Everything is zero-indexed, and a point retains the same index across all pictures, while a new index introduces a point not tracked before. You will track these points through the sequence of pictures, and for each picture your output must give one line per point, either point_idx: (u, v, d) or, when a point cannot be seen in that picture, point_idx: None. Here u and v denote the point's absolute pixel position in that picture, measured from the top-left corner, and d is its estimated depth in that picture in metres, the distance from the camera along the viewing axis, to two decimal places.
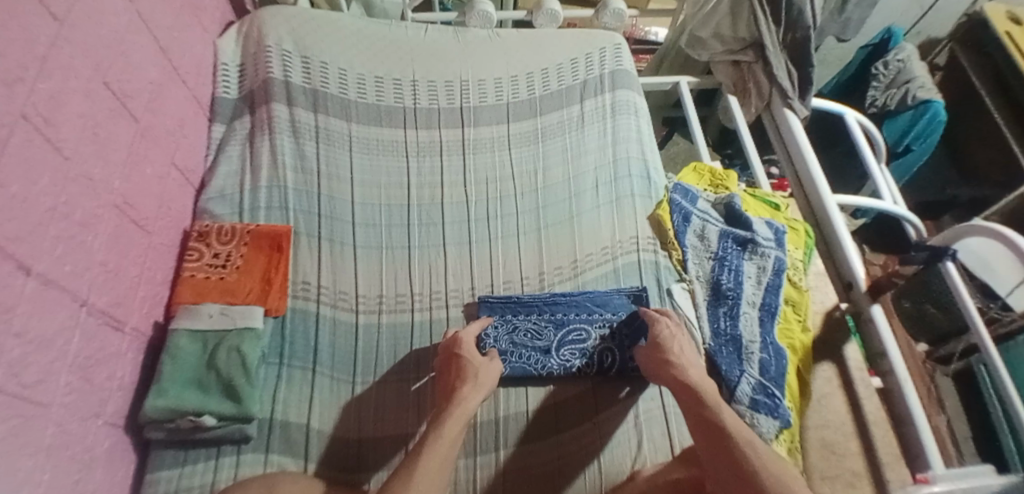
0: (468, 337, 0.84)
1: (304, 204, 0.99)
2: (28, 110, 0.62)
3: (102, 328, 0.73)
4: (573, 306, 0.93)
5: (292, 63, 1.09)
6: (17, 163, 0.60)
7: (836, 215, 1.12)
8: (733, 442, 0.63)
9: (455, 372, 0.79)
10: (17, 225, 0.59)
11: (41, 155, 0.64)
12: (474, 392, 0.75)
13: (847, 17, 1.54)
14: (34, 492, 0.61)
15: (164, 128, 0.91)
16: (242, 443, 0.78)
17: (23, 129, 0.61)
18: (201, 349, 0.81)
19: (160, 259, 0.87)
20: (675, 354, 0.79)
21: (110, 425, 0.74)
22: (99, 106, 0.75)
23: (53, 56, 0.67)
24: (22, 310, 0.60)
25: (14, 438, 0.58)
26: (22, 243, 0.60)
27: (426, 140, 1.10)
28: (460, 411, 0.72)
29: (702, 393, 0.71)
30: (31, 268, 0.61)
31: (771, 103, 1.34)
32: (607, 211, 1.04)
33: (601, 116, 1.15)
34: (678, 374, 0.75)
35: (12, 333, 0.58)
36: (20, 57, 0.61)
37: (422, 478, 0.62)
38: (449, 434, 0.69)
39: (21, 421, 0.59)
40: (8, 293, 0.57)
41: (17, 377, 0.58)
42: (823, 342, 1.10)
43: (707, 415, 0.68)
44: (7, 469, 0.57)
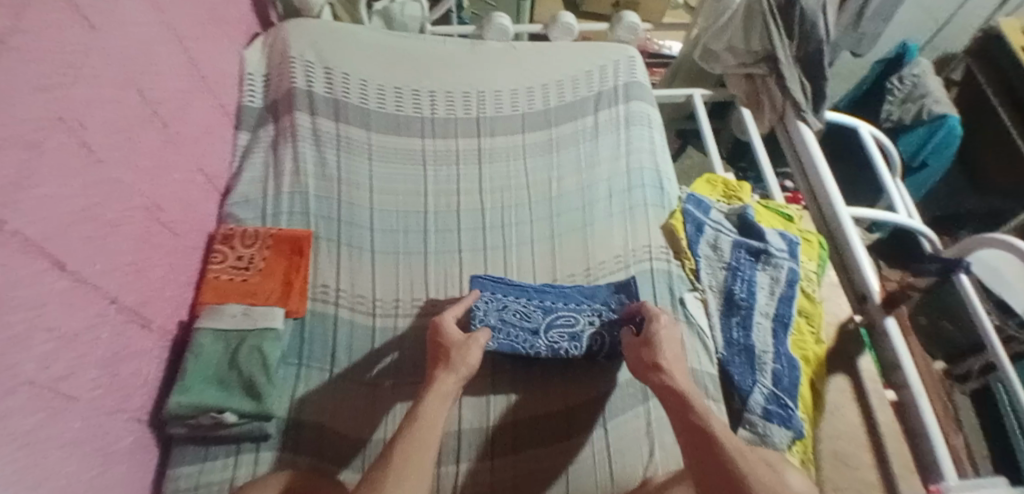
0: (448, 319, 0.83)
1: (324, 209, 1.02)
2: (64, 113, 0.65)
3: (128, 325, 0.76)
4: (562, 296, 0.95)
5: (315, 73, 1.13)
6: (52, 165, 0.63)
7: (851, 228, 1.13)
8: (718, 445, 0.62)
9: (439, 354, 0.79)
10: (50, 224, 0.62)
11: (73, 159, 0.67)
12: (449, 381, 0.74)
13: (863, 31, 1.57)
14: (60, 482, 0.63)
15: (192, 135, 0.95)
16: (261, 441, 0.79)
17: (58, 132, 0.64)
18: (223, 349, 0.83)
19: (186, 261, 0.90)
20: (665, 353, 0.78)
21: (133, 420, 0.76)
22: (130, 112, 0.79)
23: (87, 64, 0.70)
24: (53, 305, 0.62)
25: (41, 430, 0.60)
26: (55, 241, 0.63)
27: (443, 149, 1.13)
28: (436, 395, 0.71)
29: (689, 397, 0.70)
30: (64, 265, 0.64)
31: (784, 116, 1.36)
32: (620, 220, 1.06)
33: (615, 126, 1.16)
34: (666, 376, 0.75)
35: (43, 327, 0.60)
36: (55, 64, 0.64)
37: (402, 458, 0.61)
38: (433, 418, 0.67)
39: (49, 413, 0.61)
40: (40, 289, 0.60)
41: (47, 370, 0.61)
42: (838, 352, 1.09)
43: (693, 418, 0.67)
44: (32, 460, 0.58)
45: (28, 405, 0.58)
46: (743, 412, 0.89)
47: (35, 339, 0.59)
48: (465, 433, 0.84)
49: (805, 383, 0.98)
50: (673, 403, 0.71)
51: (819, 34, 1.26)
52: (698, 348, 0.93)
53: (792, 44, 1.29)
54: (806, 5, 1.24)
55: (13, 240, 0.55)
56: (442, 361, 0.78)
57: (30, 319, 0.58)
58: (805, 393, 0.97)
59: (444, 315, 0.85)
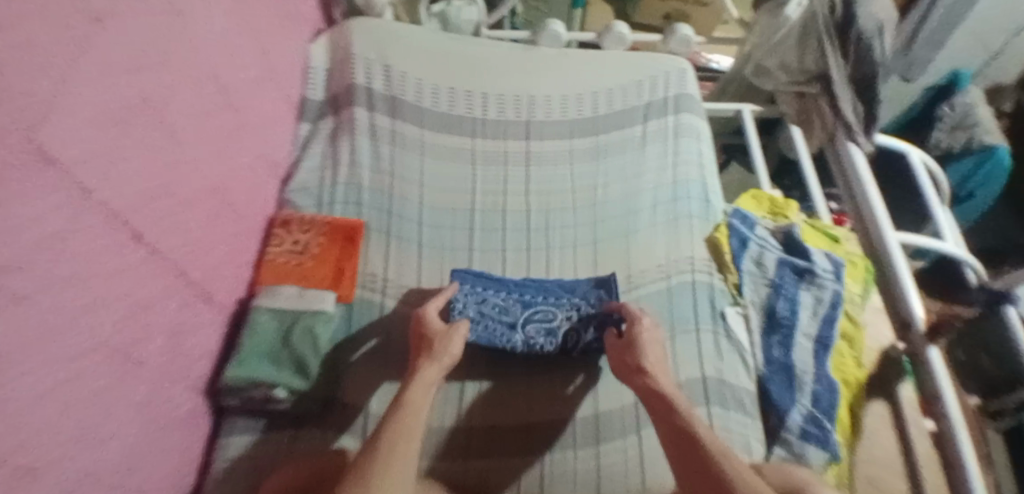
0: (432, 311, 0.86)
1: (377, 202, 1.05)
2: (151, 95, 0.68)
3: (193, 299, 0.78)
4: (542, 291, 0.97)
5: (374, 70, 1.18)
6: (138, 143, 0.65)
7: (898, 254, 1.12)
8: (701, 445, 0.64)
9: (421, 343, 0.82)
10: (134, 197, 0.64)
11: (157, 138, 0.69)
12: (432, 370, 0.77)
13: (913, 57, 1.57)
14: (124, 443, 0.65)
15: (259, 123, 1.00)
16: (308, 418, 0.83)
17: (146, 112, 0.67)
18: (278, 327, 0.87)
19: (247, 243, 0.94)
20: (648, 356, 0.80)
21: (191, 389, 0.79)
22: (207, 98, 0.82)
23: (174, 49, 0.73)
24: (131, 274, 0.64)
25: (113, 391, 0.62)
26: (138, 214, 0.65)
27: (492, 150, 1.15)
28: (419, 385, 0.74)
29: (672, 399, 0.72)
30: (142, 238, 0.66)
31: (834, 137, 1.34)
32: (664, 230, 1.06)
33: (664, 137, 1.17)
34: (647, 377, 0.77)
35: (122, 294, 0.63)
36: (147, 47, 0.67)
37: (390, 441, 0.64)
38: (418, 407, 0.70)
39: (122, 375, 0.64)
40: (119, 257, 0.62)
41: (121, 334, 0.63)
42: (877, 378, 1.06)
43: (676, 420, 0.69)
44: (102, 421, 0.61)
45: (104, 367, 0.60)
46: (779, 430, 0.89)
47: (112, 305, 0.61)
48: (498, 426, 0.87)
49: (842, 406, 0.96)
50: (655, 404, 0.72)
51: (875, 56, 1.23)
52: (736, 363, 0.94)
53: (846, 64, 1.26)
54: (864, 26, 1.20)
55: (98, 211, 0.58)
56: (425, 351, 0.81)
57: (111, 285, 0.61)
58: (841, 415, 0.96)
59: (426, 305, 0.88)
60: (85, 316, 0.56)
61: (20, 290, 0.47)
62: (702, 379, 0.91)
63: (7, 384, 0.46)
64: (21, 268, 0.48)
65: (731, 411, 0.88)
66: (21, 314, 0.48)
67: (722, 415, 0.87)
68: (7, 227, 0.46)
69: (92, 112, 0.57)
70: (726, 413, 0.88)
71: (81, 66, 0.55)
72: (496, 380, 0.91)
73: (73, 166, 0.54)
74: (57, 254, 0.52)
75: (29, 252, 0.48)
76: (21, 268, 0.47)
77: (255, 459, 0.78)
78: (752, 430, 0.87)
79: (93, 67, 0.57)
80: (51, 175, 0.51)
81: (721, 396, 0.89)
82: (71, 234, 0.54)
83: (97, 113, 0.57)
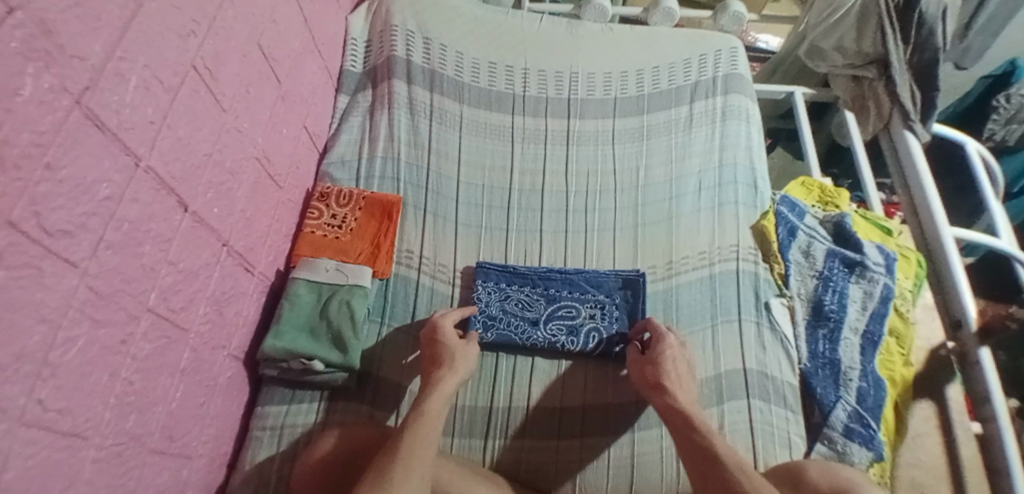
0: (447, 323, 0.82)
1: (413, 178, 1.04)
2: (197, 62, 0.66)
3: (235, 269, 0.78)
4: (566, 284, 0.95)
5: (414, 43, 1.16)
6: (184, 111, 0.64)
7: (953, 249, 1.06)
8: (724, 467, 0.62)
9: (433, 352, 0.79)
10: (181, 165, 0.64)
11: (203, 105, 0.68)
12: (449, 379, 0.74)
13: (968, 44, 1.44)
14: (167, 409, 0.65)
15: (301, 94, 0.98)
16: (342, 391, 0.83)
17: (191, 80, 0.65)
18: (316, 300, 0.87)
19: (287, 214, 0.93)
20: (672, 375, 0.77)
21: (233, 358, 0.79)
22: (253, 68, 0.80)
23: (220, 16, 0.70)
24: (177, 242, 0.64)
25: (157, 357, 0.62)
26: (183, 182, 0.64)
27: (532, 127, 1.13)
28: (433, 396, 0.71)
29: (693, 418, 0.70)
30: (188, 207, 0.65)
31: (890, 124, 1.27)
32: (708, 216, 1.03)
33: (711, 119, 1.13)
34: (669, 397, 0.74)
35: (168, 261, 0.62)
36: (194, 13, 0.65)
37: (413, 440, 0.63)
38: (433, 412, 0.68)
39: (166, 342, 0.64)
40: (166, 225, 0.62)
41: (166, 301, 0.63)
42: (924, 378, 1.02)
43: (697, 440, 0.66)
44: (147, 386, 0.61)
45: (148, 333, 0.60)
46: (822, 427, 0.86)
47: (158, 270, 0.61)
48: (531, 409, 0.85)
49: (889, 406, 0.92)
50: (676, 424, 0.70)
51: (936, 42, 1.18)
52: (780, 356, 0.91)
53: (907, 49, 1.21)
54: (926, 9, 1.16)
55: (146, 178, 0.57)
56: (440, 362, 0.78)
57: (157, 252, 0.60)
58: (888, 416, 0.91)
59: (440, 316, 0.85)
60: (131, 283, 0.57)
61: (67, 255, 0.47)
62: (744, 370, 0.88)
63: (56, 347, 0.47)
64: (68, 232, 0.47)
65: (771, 405, 0.85)
66: (68, 279, 0.48)
67: (764, 409, 0.85)
68: (55, 190, 0.45)
69: (139, 78, 0.55)
70: (765, 407, 0.85)
71: (129, 31, 0.54)
72: (529, 364, 0.89)
73: (121, 131, 0.53)
74: (104, 220, 0.52)
75: (76, 217, 0.48)
76: (68, 232, 0.47)
77: (293, 429, 0.79)
78: (793, 425, 0.85)
79: (142, 32, 0.56)
80: (97, 140, 0.50)
81: (761, 389, 0.87)
82: (118, 201, 0.53)
83: (144, 80, 0.56)
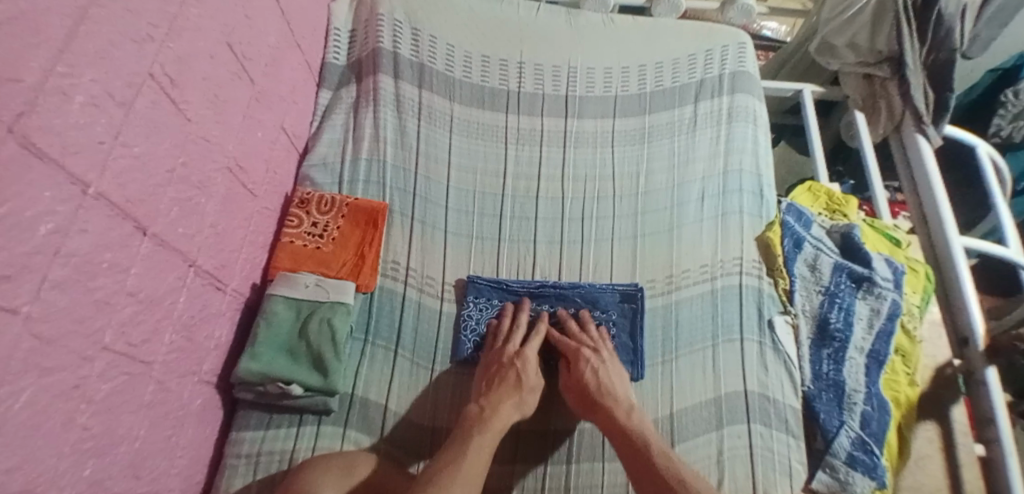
0: (531, 355, 0.82)
1: (400, 182, 0.98)
2: (156, 68, 0.59)
3: (206, 289, 0.72)
4: (561, 299, 0.92)
5: (402, 34, 1.08)
6: (142, 125, 0.57)
7: (962, 263, 1.02)
8: (663, 474, 0.68)
9: (501, 374, 0.80)
10: (139, 186, 0.57)
11: (165, 115, 0.61)
12: (511, 410, 0.75)
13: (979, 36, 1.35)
14: (131, 449, 0.60)
15: (278, 93, 0.91)
16: (323, 415, 0.79)
17: (150, 89, 0.58)
18: (295, 317, 0.82)
19: (263, 222, 0.87)
20: (603, 388, 0.78)
21: (204, 382, 0.74)
22: (222, 69, 0.73)
23: (183, 15, 0.63)
24: (135, 270, 0.58)
25: (117, 396, 0.57)
26: (142, 204, 0.58)
27: (528, 127, 1.06)
28: (496, 423, 0.73)
29: (631, 431, 0.73)
30: (148, 230, 0.59)
31: (901, 126, 1.22)
32: (711, 225, 0.98)
33: (716, 121, 1.07)
34: (606, 412, 0.76)
35: (126, 292, 0.57)
36: (151, 13, 0.58)
37: (469, 465, 0.66)
38: (489, 440, 0.70)
39: (127, 379, 0.58)
40: (124, 252, 0.56)
41: (126, 335, 0.57)
42: (929, 398, 0.98)
43: (639, 452, 0.71)
44: (107, 427, 0.56)
45: (106, 372, 0.55)
46: (825, 454, 0.84)
47: (115, 303, 0.55)
48: (521, 433, 0.82)
49: (892, 428, 0.89)
50: (619, 441, 0.73)
51: (954, 41, 1.12)
52: (783, 377, 0.87)
53: (923, 49, 1.15)
54: (945, 7, 1.10)
55: (96, 205, 0.51)
56: (502, 384, 0.78)
57: (113, 284, 0.55)
58: (890, 438, 0.88)
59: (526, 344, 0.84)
60: (83, 322, 0.51)
61: (6, 303, 0.41)
62: (745, 393, 0.84)
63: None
64: (6, 278, 0.41)
65: (773, 430, 0.82)
66: (9, 328, 0.42)
67: (765, 435, 0.81)
68: None
69: (85, 94, 0.49)
70: (768, 433, 0.82)
71: (73, 41, 0.47)
72: None
73: (64, 157, 0.46)
74: (48, 258, 0.46)
75: (16, 259, 0.42)
76: (7, 277, 0.41)
77: (270, 457, 0.75)
78: (795, 452, 0.82)
79: (90, 41, 0.49)
80: (36, 170, 0.43)
81: (762, 413, 0.83)
82: (64, 234, 0.47)
83: (92, 95, 0.49)
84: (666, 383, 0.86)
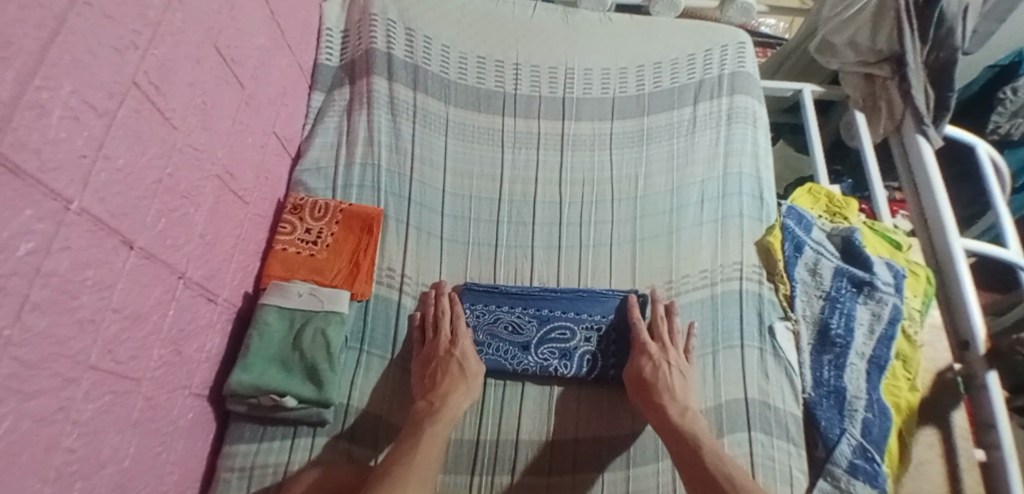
0: (467, 341, 0.82)
1: (394, 186, 0.96)
2: (138, 77, 0.57)
3: (194, 301, 0.70)
4: (559, 303, 0.88)
5: (395, 34, 1.06)
6: (125, 136, 0.55)
7: (962, 265, 1.01)
8: (710, 473, 0.67)
9: (442, 366, 0.79)
10: (124, 200, 0.55)
11: (149, 125, 0.59)
12: (459, 400, 0.76)
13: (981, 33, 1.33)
14: (118, 469, 0.59)
15: (267, 96, 0.89)
16: (318, 426, 0.77)
17: (133, 99, 0.56)
18: (287, 328, 0.80)
19: (254, 230, 0.85)
20: (660, 385, 0.77)
21: (195, 396, 0.72)
22: (209, 74, 0.71)
23: (166, 20, 0.61)
24: (121, 286, 0.56)
25: (103, 416, 0.55)
26: (126, 218, 0.56)
27: (523, 130, 1.04)
28: (446, 416, 0.73)
29: (684, 432, 0.72)
30: (133, 244, 0.57)
31: (901, 126, 1.20)
32: (711, 230, 0.97)
33: (715, 122, 1.06)
34: (662, 410, 0.75)
35: (111, 309, 0.55)
36: (133, 20, 0.56)
37: (422, 458, 0.67)
38: (440, 432, 0.71)
39: (113, 397, 0.57)
40: (108, 269, 0.54)
41: (112, 354, 0.56)
42: (930, 403, 0.98)
43: (690, 451, 0.70)
44: (92, 448, 0.54)
45: (91, 391, 0.53)
46: (825, 462, 0.83)
47: (100, 321, 0.53)
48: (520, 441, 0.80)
49: (893, 434, 0.88)
50: (672, 438, 0.72)
51: (955, 40, 1.11)
52: (783, 384, 0.86)
53: (924, 49, 1.14)
54: (947, 7, 1.08)
55: (78, 221, 0.49)
56: (441, 375, 0.78)
57: (97, 302, 0.53)
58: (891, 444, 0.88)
59: (456, 327, 0.84)
60: (66, 343, 0.49)
61: None
62: (746, 400, 0.83)
63: None
64: None
65: (772, 437, 0.81)
66: None
67: (766, 443, 0.80)
68: None
69: (63, 107, 0.46)
70: (766, 440, 0.81)
71: (49, 53, 0.45)
72: (519, 391, 0.84)
73: (43, 174, 0.44)
74: (28, 278, 0.44)
75: None
76: None
77: (263, 470, 0.74)
78: (795, 460, 0.80)
79: (67, 52, 0.47)
80: (15, 189, 0.41)
81: (762, 421, 0.82)
82: (44, 254, 0.45)
83: (72, 108, 0.47)
84: None
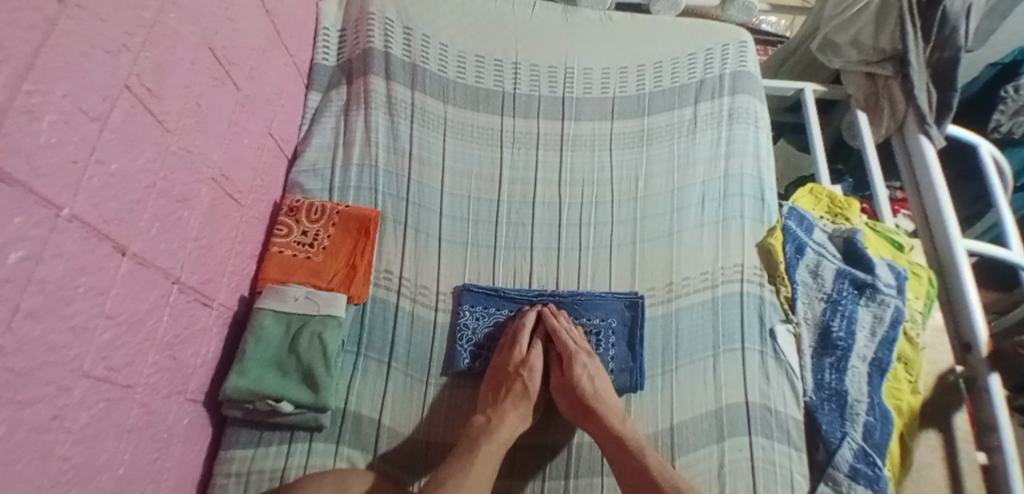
0: (538, 362, 0.83)
1: (392, 187, 0.95)
2: (132, 79, 0.55)
3: (190, 305, 0.69)
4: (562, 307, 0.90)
5: (393, 33, 1.05)
6: (118, 139, 0.54)
7: (964, 266, 1.00)
8: (657, 482, 0.68)
9: (506, 385, 0.80)
10: (117, 204, 0.55)
11: (143, 128, 0.58)
12: (516, 421, 0.76)
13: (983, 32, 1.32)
14: (114, 477, 0.58)
15: (264, 97, 0.88)
16: (315, 431, 0.77)
17: (126, 102, 0.55)
18: (284, 331, 0.79)
19: (250, 232, 0.84)
20: (591, 394, 0.78)
21: (191, 401, 0.72)
22: (204, 76, 0.70)
23: (160, 21, 0.60)
24: (114, 292, 0.55)
25: (97, 424, 0.55)
26: (119, 223, 0.55)
27: (523, 131, 1.03)
28: (503, 435, 0.73)
29: (626, 440, 0.73)
30: (127, 249, 0.56)
31: (904, 126, 1.19)
32: (712, 232, 0.96)
33: (716, 123, 1.05)
34: (601, 420, 0.75)
35: (104, 316, 0.54)
36: (126, 22, 0.54)
37: (476, 474, 0.67)
38: (494, 453, 0.71)
39: (107, 405, 0.56)
40: (102, 275, 0.53)
41: (106, 361, 0.55)
42: (932, 405, 0.97)
43: (633, 462, 0.70)
44: (87, 457, 0.54)
45: (85, 399, 0.52)
46: (826, 466, 0.82)
47: (93, 328, 0.53)
48: (520, 445, 0.80)
49: (894, 437, 0.87)
50: (613, 448, 0.73)
51: (958, 40, 1.10)
52: (785, 388, 0.85)
53: (926, 48, 1.13)
54: (950, 6, 1.08)
55: (70, 227, 0.48)
56: (506, 392, 0.79)
57: (90, 309, 0.52)
58: (893, 448, 0.87)
59: (532, 349, 0.84)
60: (59, 351, 0.48)
61: None
62: (747, 404, 0.83)
63: None
64: None
65: (775, 442, 0.80)
66: None
67: (766, 447, 0.80)
68: None
69: (55, 111, 0.45)
70: (769, 445, 0.80)
71: (41, 56, 0.43)
72: None
73: (35, 180, 0.43)
74: (20, 286, 0.43)
75: None
76: None
77: (260, 475, 0.73)
78: (796, 464, 0.80)
79: (58, 55, 0.45)
80: (6, 196, 0.40)
81: (763, 425, 0.81)
82: (36, 261, 0.44)
83: (64, 112, 0.46)
84: (665, 396, 0.84)
